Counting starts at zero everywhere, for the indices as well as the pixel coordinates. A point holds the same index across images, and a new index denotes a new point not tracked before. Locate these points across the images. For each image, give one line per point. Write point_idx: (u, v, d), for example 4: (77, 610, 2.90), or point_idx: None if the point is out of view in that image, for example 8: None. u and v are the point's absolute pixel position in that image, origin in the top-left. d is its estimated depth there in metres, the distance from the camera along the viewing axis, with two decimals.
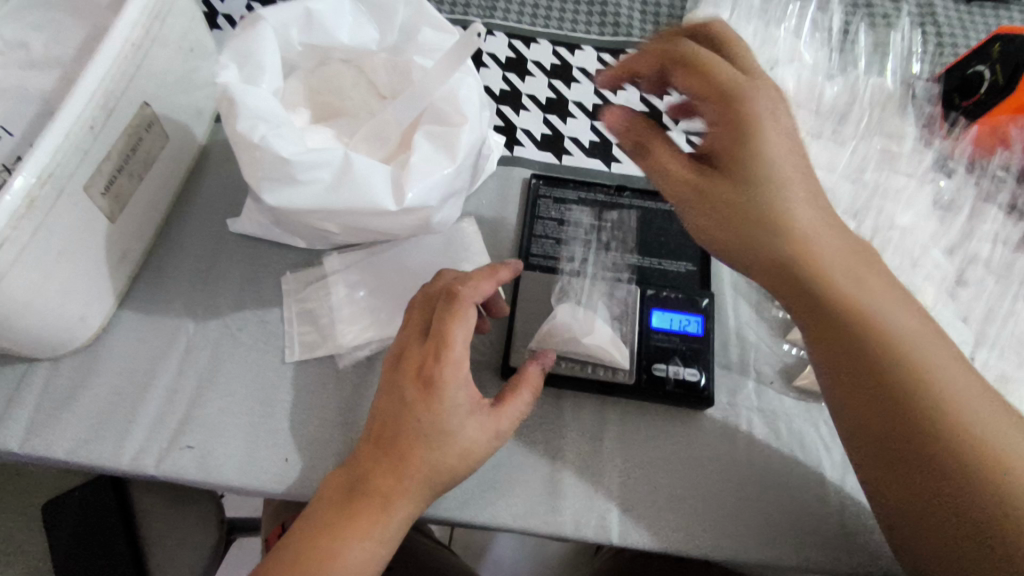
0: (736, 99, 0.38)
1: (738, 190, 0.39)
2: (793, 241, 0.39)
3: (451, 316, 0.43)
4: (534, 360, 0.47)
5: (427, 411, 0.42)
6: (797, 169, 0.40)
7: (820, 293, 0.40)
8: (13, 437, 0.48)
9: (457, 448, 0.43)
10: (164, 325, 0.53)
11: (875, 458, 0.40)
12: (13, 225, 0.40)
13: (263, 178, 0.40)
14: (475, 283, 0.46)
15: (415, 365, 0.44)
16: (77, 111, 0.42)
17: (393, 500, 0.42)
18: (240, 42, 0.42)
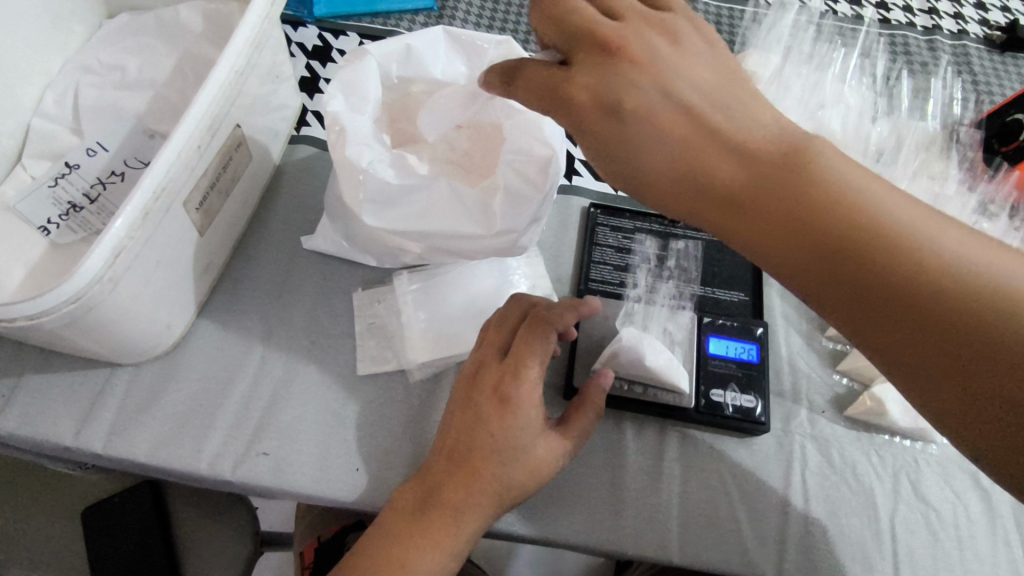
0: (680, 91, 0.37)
1: (739, 177, 0.35)
2: (812, 200, 0.34)
3: (531, 339, 0.47)
4: (594, 381, 0.50)
5: (502, 427, 0.45)
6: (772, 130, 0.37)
7: (862, 266, 0.33)
8: (98, 438, 0.50)
9: (530, 464, 0.45)
10: (240, 335, 0.55)
11: (988, 432, 0.30)
12: (131, 235, 0.42)
13: (365, 200, 0.43)
14: (560, 309, 0.49)
15: (492, 383, 0.46)
16: (187, 132, 0.45)
17: (465, 512, 0.44)
18: (347, 74, 0.46)
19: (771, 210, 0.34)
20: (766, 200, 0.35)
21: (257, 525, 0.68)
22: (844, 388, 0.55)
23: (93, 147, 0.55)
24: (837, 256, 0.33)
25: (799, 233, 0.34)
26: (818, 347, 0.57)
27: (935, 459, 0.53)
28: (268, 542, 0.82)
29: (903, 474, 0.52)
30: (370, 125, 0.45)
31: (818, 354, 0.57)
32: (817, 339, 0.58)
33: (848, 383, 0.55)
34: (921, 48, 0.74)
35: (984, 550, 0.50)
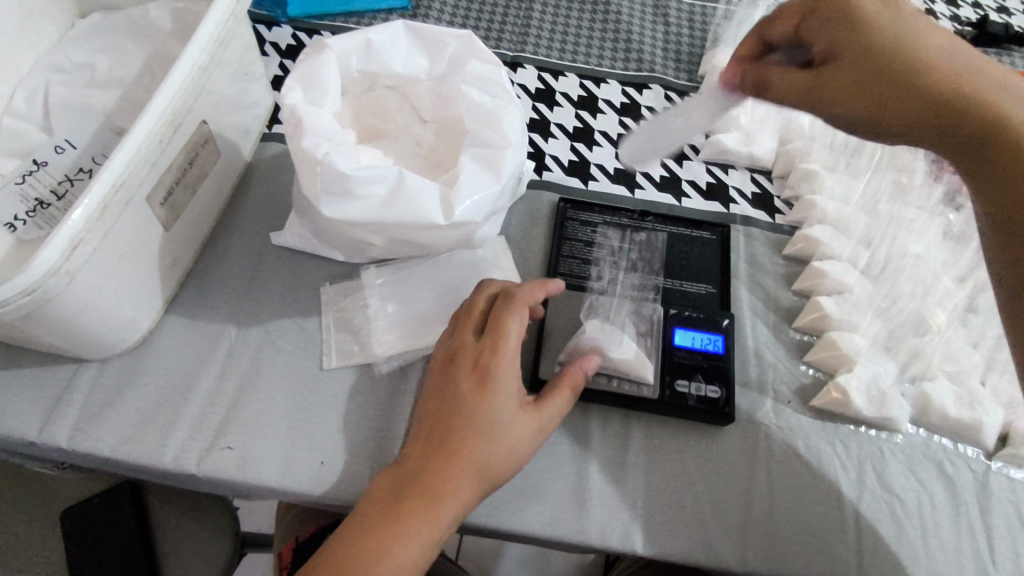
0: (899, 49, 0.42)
1: (988, 117, 0.40)
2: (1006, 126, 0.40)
3: (508, 311, 0.47)
4: (574, 365, 0.49)
5: (482, 401, 0.44)
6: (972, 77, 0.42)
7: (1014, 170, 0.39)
8: (62, 433, 0.50)
9: (510, 440, 0.44)
10: (208, 330, 0.55)
11: None
12: (89, 227, 0.42)
13: (322, 191, 0.43)
14: (528, 288, 0.50)
15: (470, 360, 0.46)
16: (148, 127, 0.46)
17: (445, 495, 0.42)
18: (308, 67, 0.47)
19: (973, 124, 0.41)
20: (983, 113, 0.41)
21: (237, 525, 0.68)
22: (810, 379, 0.56)
23: (61, 145, 0.56)
24: (992, 142, 0.40)
25: (989, 125, 0.40)
26: (785, 338, 0.57)
27: (901, 448, 0.53)
28: (249, 543, 0.81)
29: (867, 463, 0.52)
30: (329, 117, 0.45)
31: (785, 345, 0.57)
32: (784, 330, 0.58)
33: (813, 374, 0.56)
34: None
35: (948, 538, 0.50)
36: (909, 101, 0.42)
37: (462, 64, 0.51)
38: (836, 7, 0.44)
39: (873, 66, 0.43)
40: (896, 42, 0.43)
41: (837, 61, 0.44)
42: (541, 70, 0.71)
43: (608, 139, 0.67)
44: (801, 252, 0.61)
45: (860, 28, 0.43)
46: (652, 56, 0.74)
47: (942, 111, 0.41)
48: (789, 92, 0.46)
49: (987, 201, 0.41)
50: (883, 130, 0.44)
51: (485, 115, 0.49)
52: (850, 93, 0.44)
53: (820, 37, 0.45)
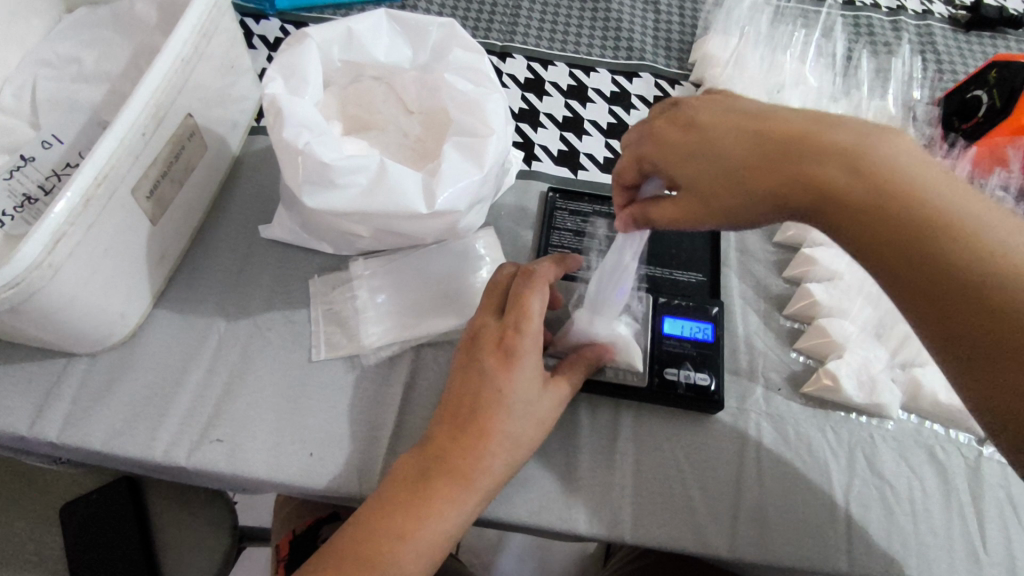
0: (759, 152, 0.39)
1: (874, 190, 0.36)
2: (888, 211, 0.36)
3: (531, 289, 0.47)
4: (595, 349, 0.50)
5: (507, 380, 0.44)
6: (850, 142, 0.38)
7: (921, 258, 0.35)
8: (52, 427, 0.50)
9: (536, 418, 0.45)
10: (198, 323, 0.55)
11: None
12: (71, 221, 0.42)
13: (304, 182, 0.43)
14: (547, 265, 0.50)
15: (493, 340, 0.46)
16: (130, 120, 0.46)
17: (474, 473, 0.43)
18: (288, 57, 0.47)
19: (831, 209, 0.38)
20: (824, 198, 0.38)
21: (235, 519, 0.68)
22: (800, 366, 0.55)
23: (48, 140, 0.56)
24: (869, 232, 0.37)
25: (854, 217, 0.37)
26: (775, 326, 0.57)
27: (891, 435, 0.52)
28: (248, 537, 0.82)
29: (858, 449, 0.52)
30: (311, 106, 0.45)
31: (775, 332, 0.57)
32: (775, 318, 0.58)
33: (804, 361, 0.56)
34: (884, 29, 0.74)
35: (939, 524, 0.49)
36: (749, 201, 0.40)
37: (446, 53, 0.51)
38: (658, 146, 0.43)
39: (711, 186, 0.41)
40: (734, 151, 0.40)
41: (683, 187, 0.42)
42: (530, 60, 0.71)
43: (597, 128, 0.67)
44: (791, 240, 0.60)
45: (688, 154, 0.41)
46: (642, 45, 0.74)
47: (814, 203, 0.38)
48: (672, 228, 0.43)
49: (897, 293, 0.37)
50: (768, 220, 0.41)
51: (468, 104, 0.49)
52: (716, 212, 0.41)
53: (661, 165, 0.43)
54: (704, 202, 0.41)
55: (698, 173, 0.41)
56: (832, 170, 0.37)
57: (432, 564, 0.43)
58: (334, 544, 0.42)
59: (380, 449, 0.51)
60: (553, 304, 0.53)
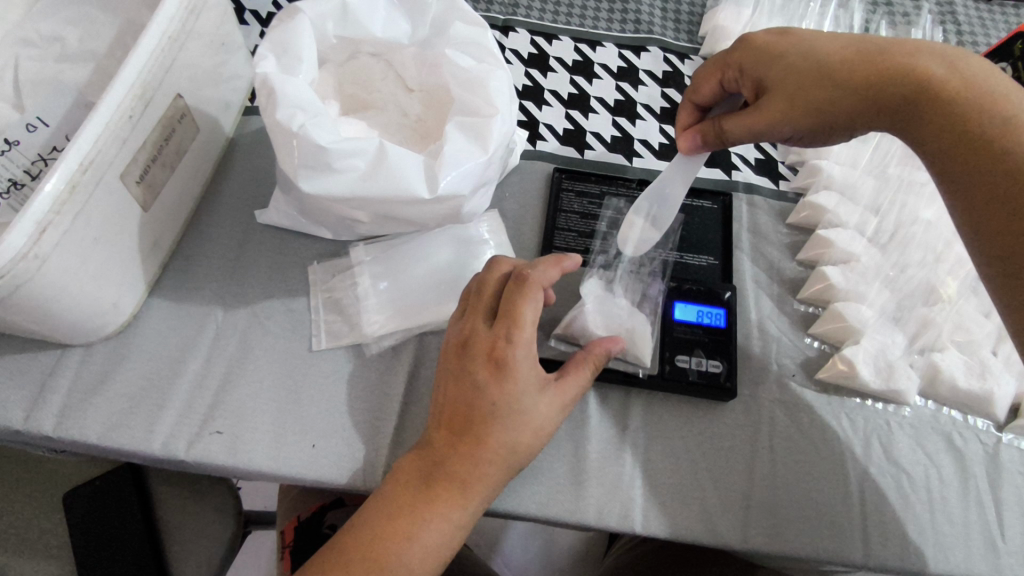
0: (851, 53, 0.43)
1: (954, 86, 0.40)
2: (965, 103, 0.40)
3: (521, 296, 0.46)
4: (601, 342, 0.49)
5: (499, 391, 0.44)
6: (935, 55, 0.42)
7: (984, 139, 0.39)
8: (47, 421, 0.48)
9: (532, 425, 0.45)
10: (194, 311, 0.54)
11: None
12: (57, 209, 0.41)
13: (300, 166, 0.41)
14: (544, 268, 0.49)
15: (484, 348, 0.45)
16: (115, 102, 0.44)
17: (472, 481, 0.44)
18: (279, 34, 0.45)
19: (919, 104, 0.41)
20: (918, 94, 0.41)
21: (240, 505, 0.68)
22: (815, 352, 0.54)
23: (33, 123, 0.53)
24: (952, 126, 0.40)
25: (943, 112, 0.40)
26: (789, 311, 0.56)
27: (908, 422, 0.51)
28: (252, 522, 0.80)
29: (873, 437, 0.51)
30: (303, 85, 0.43)
31: (789, 318, 0.55)
32: (789, 302, 0.56)
33: (819, 347, 0.54)
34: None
35: (956, 512, 0.48)
36: (840, 94, 0.43)
37: (447, 28, 0.49)
38: (751, 50, 0.47)
39: (801, 82, 0.44)
40: (829, 52, 0.44)
41: (771, 85, 0.46)
42: (533, 34, 0.68)
43: (604, 106, 0.64)
44: (805, 221, 0.59)
45: (784, 55, 0.45)
46: (650, 18, 0.71)
47: (904, 100, 0.42)
48: (749, 131, 0.46)
49: (966, 185, 0.40)
50: (845, 124, 0.45)
51: (471, 82, 0.46)
52: (802, 109, 0.45)
53: (748, 72, 0.47)
54: (790, 102, 0.45)
55: (790, 69, 0.45)
56: (926, 65, 0.41)
57: (436, 566, 0.44)
58: (336, 542, 0.44)
59: (384, 441, 0.50)
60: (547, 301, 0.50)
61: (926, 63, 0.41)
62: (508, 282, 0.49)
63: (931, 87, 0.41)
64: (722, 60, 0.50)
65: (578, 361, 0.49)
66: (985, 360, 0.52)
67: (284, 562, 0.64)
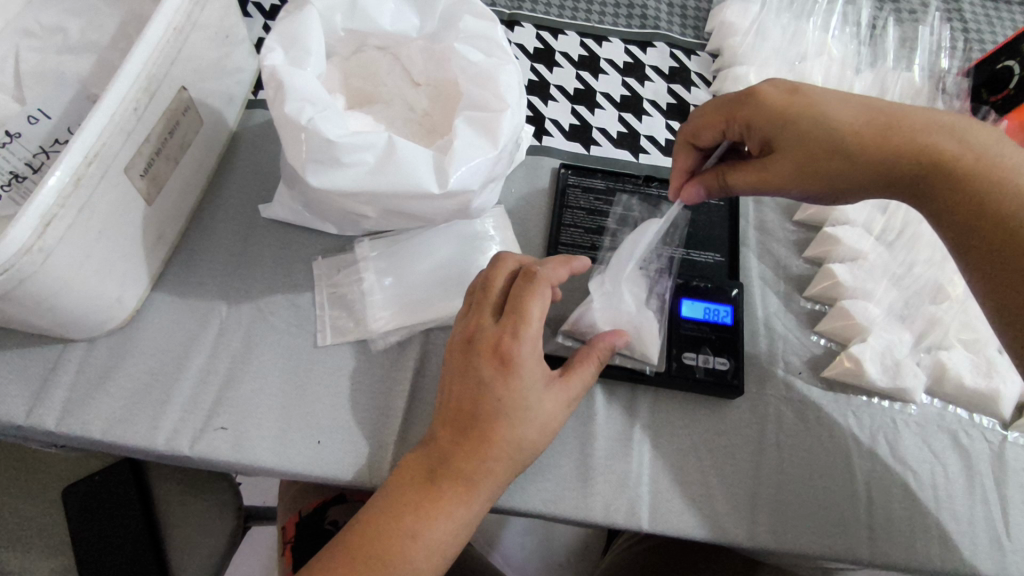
0: (863, 123, 0.44)
1: (965, 165, 0.42)
2: (977, 182, 0.41)
3: (528, 293, 0.45)
4: (604, 336, 0.48)
5: (505, 388, 0.44)
6: (945, 129, 0.43)
7: (996, 220, 0.40)
8: (50, 416, 0.48)
9: (538, 422, 0.44)
10: (198, 307, 0.53)
11: None
12: (62, 202, 0.40)
13: (308, 160, 0.41)
14: (551, 266, 0.49)
15: (490, 345, 0.45)
16: (120, 94, 0.43)
17: (477, 478, 0.43)
18: (287, 26, 0.44)
19: (929, 177, 0.43)
20: (928, 171, 0.43)
21: (239, 501, 0.67)
22: (821, 349, 0.54)
23: (34, 115, 0.52)
24: (960, 207, 0.42)
25: (954, 190, 0.42)
26: (796, 308, 0.56)
27: (914, 420, 0.51)
28: (253, 518, 0.80)
29: (879, 435, 0.50)
30: (312, 78, 0.42)
31: (795, 315, 0.55)
32: (795, 299, 0.56)
33: (825, 344, 0.54)
34: None
35: (962, 510, 0.48)
36: (850, 165, 0.44)
37: (456, 21, 0.48)
38: (762, 109, 0.46)
39: (812, 150, 0.45)
40: (841, 120, 0.44)
41: (780, 148, 0.46)
42: (539, 28, 0.67)
43: (610, 101, 0.64)
44: (812, 218, 0.58)
45: (796, 121, 0.45)
46: (656, 13, 0.70)
47: (915, 174, 0.43)
48: (753, 187, 0.48)
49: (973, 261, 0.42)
50: (852, 191, 0.46)
51: (480, 76, 0.46)
52: (810, 174, 0.46)
53: (758, 131, 0.46)
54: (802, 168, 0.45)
55: (802, 134, 0.45)
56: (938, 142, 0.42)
57: (442, 563, 0.44)
58: (341, 539, 0.43)
59: (390, 437, 0.50)
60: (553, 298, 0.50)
61: (938, 141, 0.42)
62: (514, 279, 0.48)
63: (942, 165, 0.42)
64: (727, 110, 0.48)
65: (582, 355, 0.48)
66: (991, 358, 0.52)
67: (284, 557, 0.64)
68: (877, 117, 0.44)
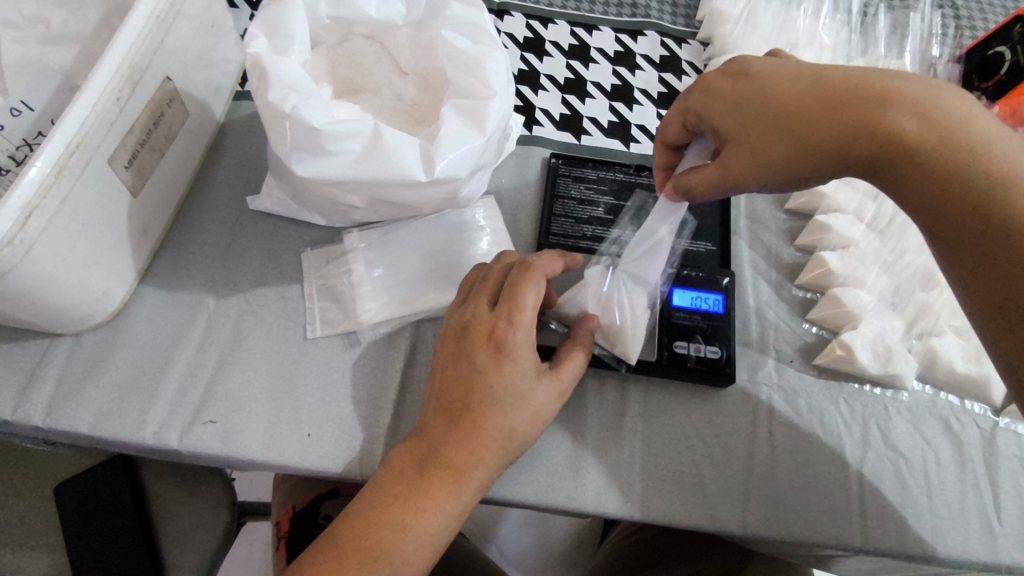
0: (812, 87, 0.40)
1: (848, 99, 0.38)
2: (870, 122, 0.38)
3: (523, 279, 0.45)
4: (585, 323, 0.49)
5: (498, 374, 0.44)
6: (800, 107, 0.40)
7: (915, 171, 0.37)
8: (37, 410, 0.48)
9: (529, 412, 0.44)
10: (185, 299, 0.53)
11: None
12: (43, 193, 0.40)
13: (293, 149, 0.40)
14: (547, 257, 0.48)
15: (484, 332, 0.45)
16: (101, 83, 0.43)
17: (468, 468, 0.43)
18: (271, 14, 0.44)
19: (895, 157, 0.37)
20: (883, 142, 0.37)
21: (234, 496, 0.66)
22: (813, 337, 0.54)
23: (17, 107, 0.52)
24: (942, 160, 0.36)
25: (884, 140, 0.37)
26: (788, 296, 0.56)
27: (906, 406, 0.51)
28: (245, 513, 0.79)
29: (871, 421, 0.51)
30: (296, 66, 0.42)
31: (787, 303, 0.55)
32: (787, 288, 0.56)
33: (817, 332, 0.54)
34: None
35: (953, 496, 0.48)
36: (802, 146, 0.40)
37: (442, 8, 0.48)
38: (705, 101, 0.44)
39: (760, 128, 0.41)
40: (778, 96, 0.41)
41: (735, 139, 0.42)
42: (529, 17, 0.67)
43: (601, 90, 0.64)
44: (804, 206, 0.58)
45: (739, 102, 0.42)
46: (647, 2, 0.70)
47: (880, 152, 0.38)
48: (708, 186, 0.44)
49: (948, 241, 0.36)
50: (809, 177, 0.41)
51: (468, 63, 0.45)
52: (761, 162, 0.41)
53: (709, 119, 0.44)
54: (761, 133, 0.41)
55: (727, 124, 0.43)
56: (775, 77, 0.42)
57: (431, 555, 0.43)
58: (331, 534, 0.43)
59: (380, 429, 0.49)
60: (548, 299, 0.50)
61: (784, 100, 0.40)
62: (509, 270, 0.48)
63: (835, 109, 0.39)
64: (683, 100, 0.47)
65: (569, 346, 0.48)
66: (981, 344, 0.52)
67: (279, 552, 0.63)
68: (715, 114, 0.44)
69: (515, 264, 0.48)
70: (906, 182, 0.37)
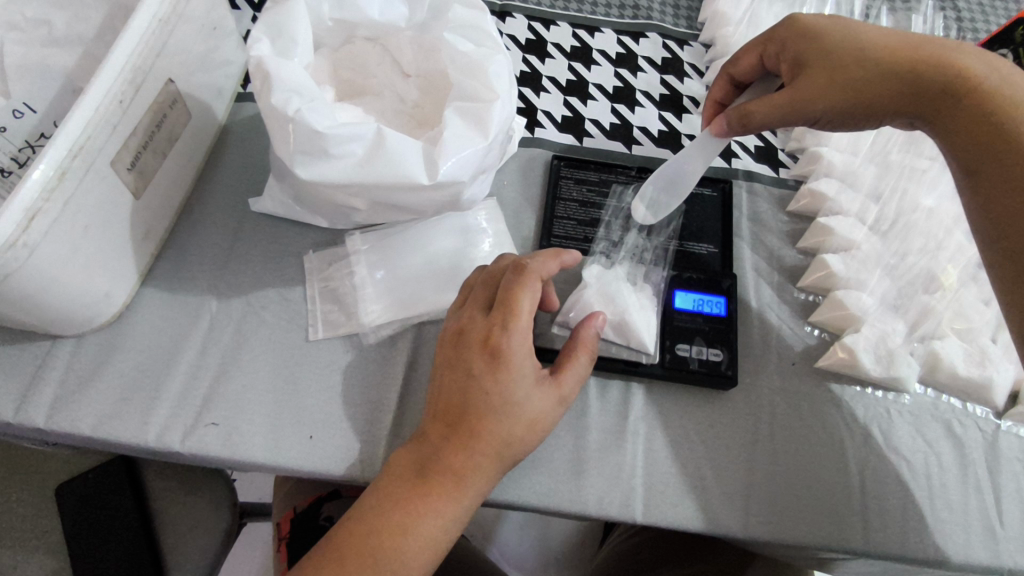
0: (895, 34, 0.46)
1: (927, 46, 0.44)
2: (944, 63, 0.43)
3: (518, 284, 0.45)
4: (588, 325, 0.49)
5: (494, 382, 0.43)
6: (882, 47, 0.45)
7: (969, 109, 0.42)
8: (39, 412, 0.48)
9: (526, 418, 0.44)
10: (187, 301, 0.53)
11: None
12: (47, 196, 0.40)
13: (296, 152, 0.40)
14: (541, 259, 0.48)
15: (480, 338, 0.45)
16: (104, 85, 0.43)
17: (466, 474, 0.43)
18: (275, 16, 0.44)
19: (955, 97, 0.43)
20: (952, 82, 0.43)
21: (234, 497, 0.65)
22: (815, 340, 0.54)
23: (19, 109, 0.52)
24: (996, 102, 0.41)
25: (952, 78, 0.43)
26: (790, 299, 0.56)
27: (908, 409, 0.51)
28: (246, 514, 0.79)
29: (873, 423, 0.51)
30: (299, 69, 0.42)
31: (789, 306, 0.55)
32: (789, 291, 0.56)
33: (819, 335, 0.54)
34: None
35: (956, 499, 0.48)
36: (875, 80, 0.45)
37: (445, 11, 0.48)
38: (797, 28, 0.48)
39: (841, 59, 0.45)
40: (863, 38, 0.46)
41: (815, 64, 0.46)
42: (531, 19, 0.67)
43: (603, 92, 0.64)
44: (806, 208, 0.59)
45: (825, 37, 0.47)
46: (649, 3, 0.70)
47: (942, 91, 0.43)
48: (775, 107, 0.47)
49: (980, 177, 0.41)
50: (870, 110, 0.46)
51: (471, 66, 0.45)
52: (834, 87, 0.45)
53: (789, 50, 0.48)
54: (839, 63, 0.45)
55: (809, 52, 0.47)
56: (861, 26, 0.47)
57: (432, 560, 0.43)
58: (331, 539, 0.43)
59: (382, 432, 0.49)
60: (548, 302, 0.50)
61: (869, 38, 0.45)
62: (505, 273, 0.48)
63: (916, 50, 0.44)
64: (765, 38, 0.51)
65: (571, 349, 0.48)
66: (984, 347, 0.52)
67: (280, 554, 0.63)
68: (798, 44, 0.48)
69: (511, 266, 0.47)
70: (955, 121, 0.43)
